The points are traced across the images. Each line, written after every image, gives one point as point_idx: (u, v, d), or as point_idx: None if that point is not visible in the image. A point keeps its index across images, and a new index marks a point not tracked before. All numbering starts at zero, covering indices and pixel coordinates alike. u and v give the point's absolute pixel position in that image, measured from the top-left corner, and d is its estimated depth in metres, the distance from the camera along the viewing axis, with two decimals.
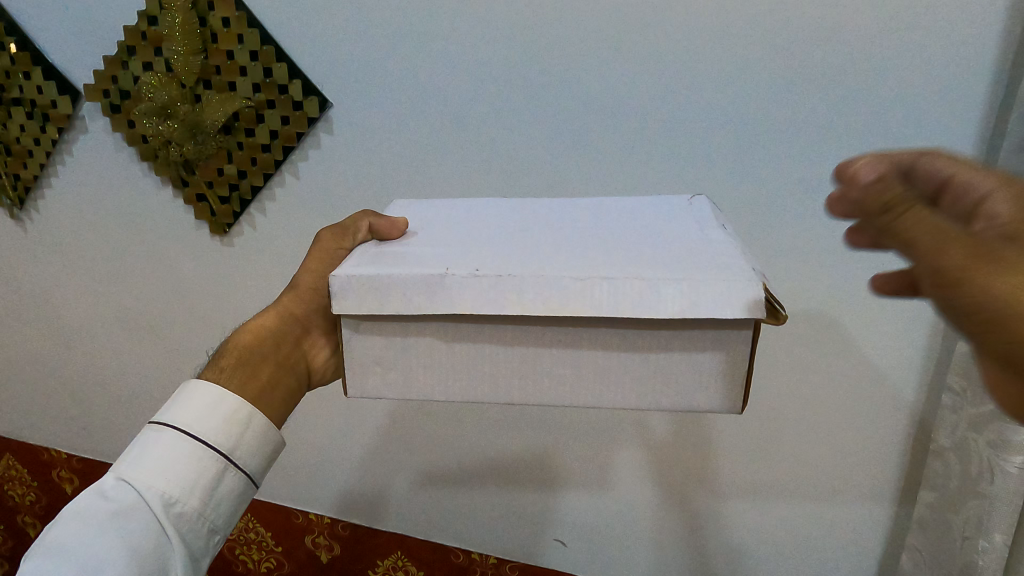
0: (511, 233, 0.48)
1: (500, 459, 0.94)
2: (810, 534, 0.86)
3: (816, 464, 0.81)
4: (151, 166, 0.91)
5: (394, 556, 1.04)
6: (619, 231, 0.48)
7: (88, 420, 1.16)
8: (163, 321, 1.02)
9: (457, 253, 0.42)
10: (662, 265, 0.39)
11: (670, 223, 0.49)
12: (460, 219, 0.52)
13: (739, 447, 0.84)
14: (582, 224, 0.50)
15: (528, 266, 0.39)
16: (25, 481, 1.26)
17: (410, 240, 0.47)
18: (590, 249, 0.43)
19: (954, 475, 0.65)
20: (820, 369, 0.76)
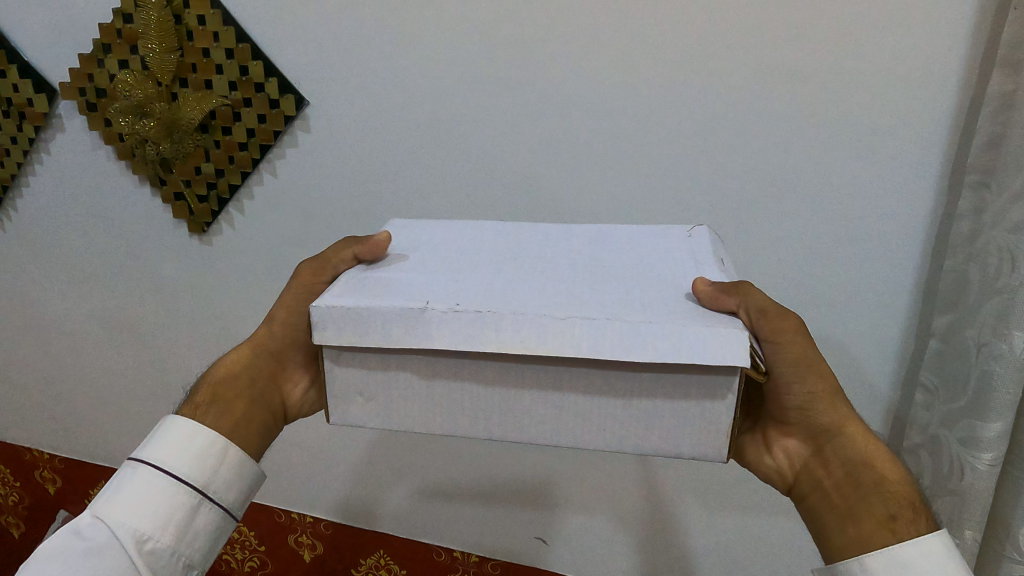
0: (500, 264, 0.47)
1: (481, 456, 0.94)
2: (788, 533, 0.86)
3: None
4: (129, 165, 0.90)
5: (377, 555, 1.04)
6: (613, 269, 0.47)
7: (70, 421, 1.16)
8: (143, 320, 1.02)
9: (444, 286, 0.41)
10: (645, 310, 0.38)
11: (670, 263, 0.49)
12: (452, 247, 0.51)
13: None
14: (573, 256, 0.50)
15: (509, 301, 0.39)
16: (9, 482, 1.26)
17: (395, 266, 0.46)
18: (580, 287, 0.42)
19: (926, 472, 0.65)
20: None
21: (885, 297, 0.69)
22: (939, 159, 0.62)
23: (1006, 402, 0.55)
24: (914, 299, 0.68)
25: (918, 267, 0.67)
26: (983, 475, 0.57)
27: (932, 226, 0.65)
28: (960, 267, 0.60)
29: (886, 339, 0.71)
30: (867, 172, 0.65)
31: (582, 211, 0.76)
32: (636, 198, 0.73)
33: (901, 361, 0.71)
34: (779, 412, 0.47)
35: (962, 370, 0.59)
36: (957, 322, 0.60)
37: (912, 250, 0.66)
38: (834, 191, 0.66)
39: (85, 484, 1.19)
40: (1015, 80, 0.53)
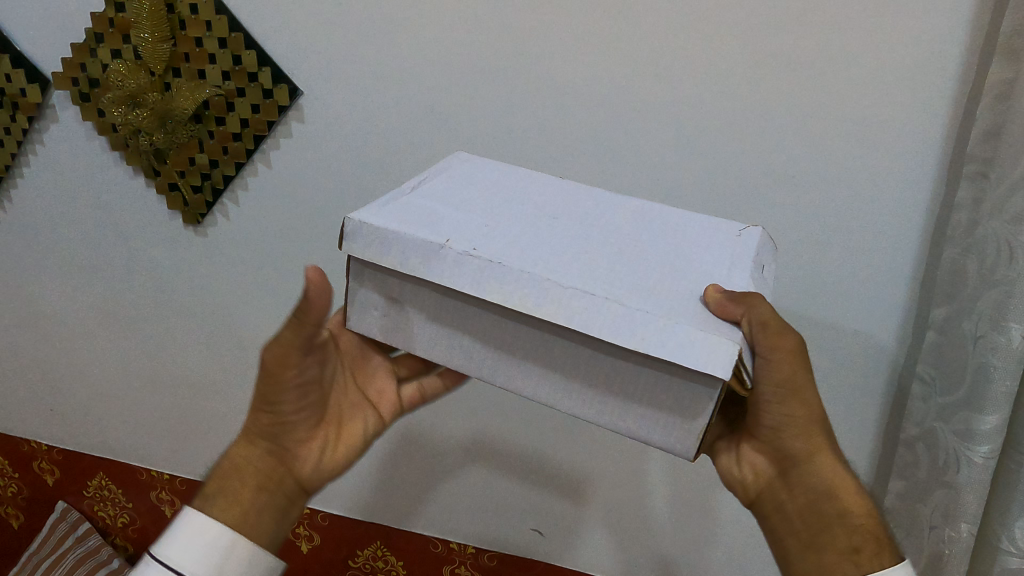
0: (542, 218, 0.47)
1: (478, 447, 0.94)
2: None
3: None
4: (123, 155, 0.89)
5: (374, 546, 1.04)
6: (652, 242, 0.47)
7: (69, 412, 1.16)
8: (141, 312, 1.01)
9: (475, 230, 0.42)
10: (658, 300, 0.39)
11: (709, 248, 0.48)
12: (510, 190, 0.51)
13: None
14: (619, 220, 0.49)
15: (528, 259, 0.40)
16: (7, 473, 1.25)
17: (441, 193, 0.47)
18: (607, 258, 0.43)
19: (922, 465, 0.65)
20: None
21: (882, 288, 0.69)
22: (938, 149, 0.62)
23: (1002, 395, 0.54)
24: (911, 291, 0.68)
25: (916, 258, 0.66)
26: (978, 468, 0.57)
27: (929, 218, 0.64)
28: (958, 258, 0.59)
29: (883, 332, 0.71)
30: (865, 164, 0.64)
31: None
32: (633, 187, 0.73)
33: (898, 354, 0.71)
34: (755, 430, 0.49)
35: (958, 362, 0.59)
36: (954, 313, 0.60)
37: (910, 241, 0.66)
38: (830, 182, 0.66)
39: (84, 475, 1.19)
40: (1015, 70, 0.52)
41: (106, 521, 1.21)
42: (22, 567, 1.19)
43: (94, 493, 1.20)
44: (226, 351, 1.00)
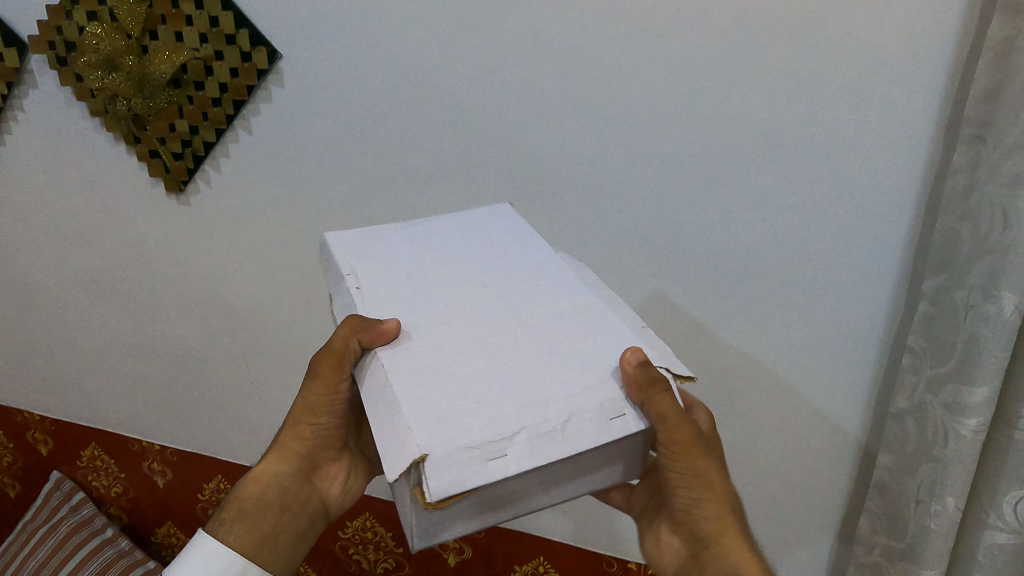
0: (461, 286, 0.51)
1: None
2: (774, 502, 0.85)
3: (777, 430, 0.79)
4: (103, 121, 0.87)
5: (362, 518, 1.04)
6: (547, 332, 0.47)
7: (60, 382, 1.16)
8: (127, 281, 1.00)
9: (384, 276, 0.52)
10: (435, 383, 0.42)
11: (597, 354, 0.45)
12: (476, 260, 0.55)
13: (703, 410, 0.81)
14: (550, 308, 0.49)
15: (388, 309, 0.48)
16: (2, 443, 1.26)
17: (410, 240, 0.58)
18: (464, 343, 0.45)
19: (910, 439, 0.63)
20: (783, 329, 0.73)
21: (874, 257, 0.66)
22: (935, 112, 0.59)
23: (993, 366, 0.52)
24: (903, 261, 0.66)
25: (910, 226, 0.64)
26: (967, 441, 0.55)
27: (924, 183, 0.62)
28: (953, 226, 0.57)
29: (875, 303, 0.69)
30: (860, 128, 0.62)
31: (564, 167, 0.73)
32: (621, 154, 0.70)
33: (890, 326, 0.69)
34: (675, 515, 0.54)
35: (949, 333, 0.57)
36: (946, 283, 0.57)
37: (903, 209, 0.64)
38: (822, 147, 0.63)
39: (77, 446, 1.19)
40: (1016, 24, 0.49)
41: (100, 491, 1.21)
42: (18, 536, 1.20)
43: (87, 464, 1.20)
44: (214, 322, 1.00)
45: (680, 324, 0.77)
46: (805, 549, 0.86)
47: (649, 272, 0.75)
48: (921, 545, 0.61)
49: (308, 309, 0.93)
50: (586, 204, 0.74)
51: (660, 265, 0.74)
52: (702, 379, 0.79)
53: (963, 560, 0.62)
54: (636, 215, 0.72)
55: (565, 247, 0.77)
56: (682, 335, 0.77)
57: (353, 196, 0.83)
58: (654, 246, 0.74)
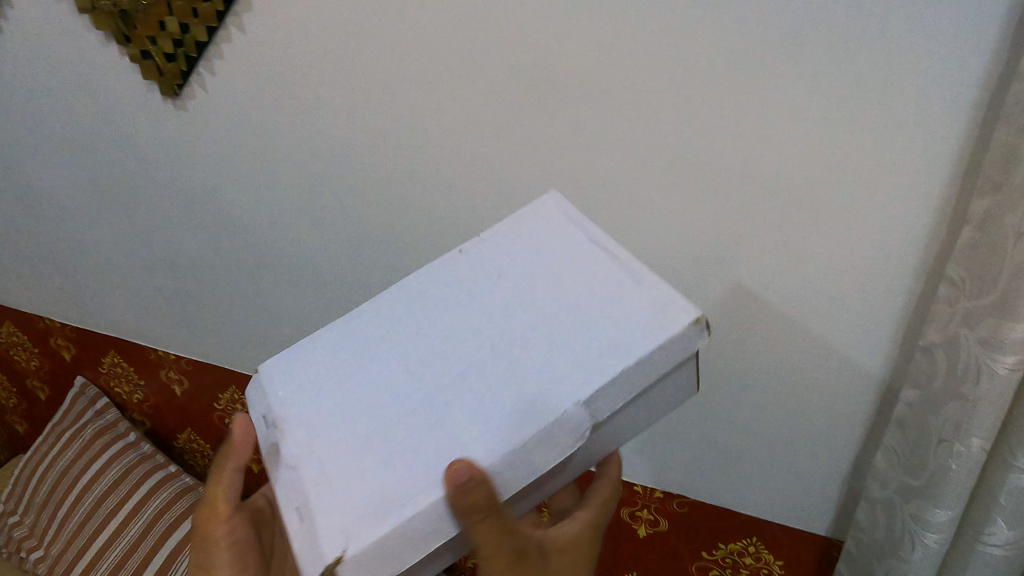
0: (472, 325, 0.49)
1: None
2: (788, 433, 0.82)
3: (797, 359, 0.75)
4: (91, 19, 0.82)
5: None
6: (426, 437, 0.44)
7: (76, 291, 1.16)
8: (132, 190, 0.98)
9: (480, 261, 0.53)
10: (328, 376, 0.49)
11: (387, 485, 0.42)
12: (529, 335, 0.47)
13: (720, 333, 0.77)
14: (457, 423, 0.44)
15: (430, 305, 0.51)
16: (28, 348, 1.29)
17: (560, 236, 0.53)
18: (383, 390, 0.47)
19: (939, 374, 0.58)
20: (810, 251, 0.68)
21: (917, 175, 0.60)
22: (1006, 7, 0.50)
23: None
24: (950, 181, 0.59)
25: (961, 141, 0.57)
26: (1001, 379, 0.51)
27: (984, 91, 0.54)
28: (1013, 140, 0.50)
29: (914, 226, 0.62)
30: (915, 27, 0.53)
31: (577, 71, 0.66)
32: (641, 56, 0.63)
33: (927, 251, 0.63)
34: None
35: (993, 263, 0.51)
36: (998, 205, 0.51)
37: (955, 121, 0.56)
38: (868, 49, 0.55)
39: (97, 353, 1.22)
40: None
41: (122, 397, 1.25)
42: (47, 435, 1.25)
43: (108, 370, 1.23)
44: (222, 234, 0.98)
45: (698, 245, 0.72)
46: (817, 484, 0.83)
47: (669, 188, 0.70)
48: (938, 485, 0.58)
49: (318, 221, 0.91)
50: (601, 113, 0.68)
51: (680, 182, 0.69)
52: (720, 299, 0.75)
53: (980, 501, 0.59)
54: (655, 124, 0.66)
55: (580, 159, 0.72)
56: (701, 257, 0.73)
57: (354, 100, 0.78)
58: (678, 161, 0.68)
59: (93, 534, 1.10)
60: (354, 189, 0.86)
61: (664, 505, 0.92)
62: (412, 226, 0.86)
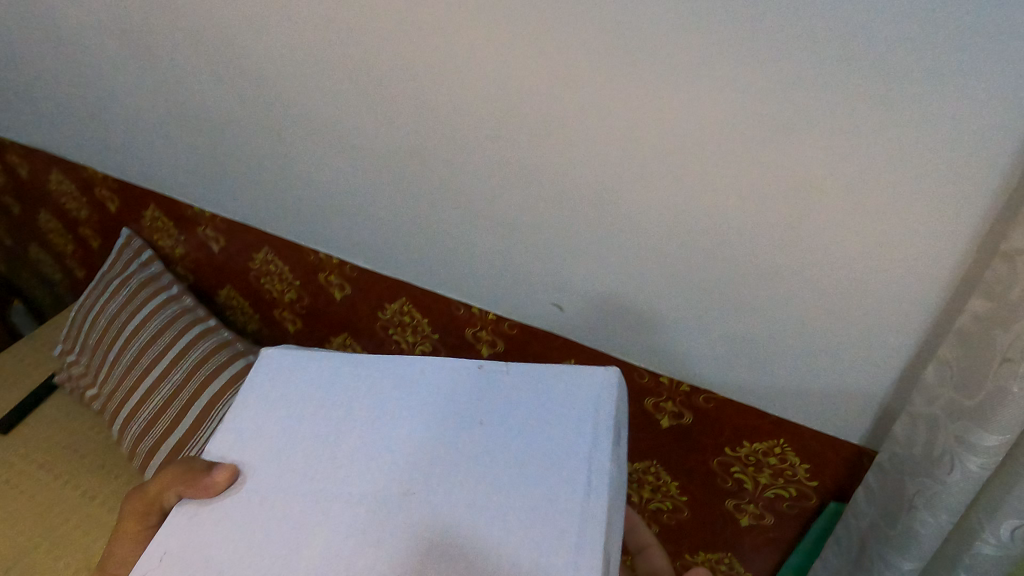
0: (414, 455, 0.47)
1: (485, 222, 0.81)
2: (834, 350, 0.70)
3: (849, 276, 0.63)
4: None
5: (400, 302, 1.01)
6: (275, 538, 0.44)
7: (106, 143, 1.13)
8: (133, 41, 0.89)
9: (487, 391, 0.51)
10: (290, 411, 0.51)
11: (216, 550, 0.44)
12: (439, 514, 0.44)
13: (765, 244, 0.65)
14: (303, 552, 0.43)
15: (409, 401, 0.51)
16: (78, 197, 1.31)
17: (569, 426, 0.48)
18: (301, 465, 0.48)
19: (1018, 285, 0.50)
20: (881, 150, 0.54)
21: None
22: None
23: None
24: None
25: None
26: None
27: None
28: None
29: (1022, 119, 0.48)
30: None
31: None
32: None
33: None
34: None
35: None
36: None
37: None
38: None
39: (138, 207, 1.23)
40: None
41: (167, 252, 1.27)
42: (99, 282, 1.30)
43: (151, 223, 1.24)
44: (215, 94, 0.89)
45: (745, 128, 0.58)
46: (857, 407, 0.74)
47: (710, 62, 0.55)
48: (990, 405, 0.52)
49: (304, 78, 0.79)
50: None
51: (720, 50, 0.54)
52: (767, 202, 0.62)
53: None
54: None
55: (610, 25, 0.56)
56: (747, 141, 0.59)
57: None
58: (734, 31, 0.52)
59: (138, 378, 1.16)
60: (340, 49, 0.73)
61: (689, 399, 0.85)
62: (409, 101, 0.73)
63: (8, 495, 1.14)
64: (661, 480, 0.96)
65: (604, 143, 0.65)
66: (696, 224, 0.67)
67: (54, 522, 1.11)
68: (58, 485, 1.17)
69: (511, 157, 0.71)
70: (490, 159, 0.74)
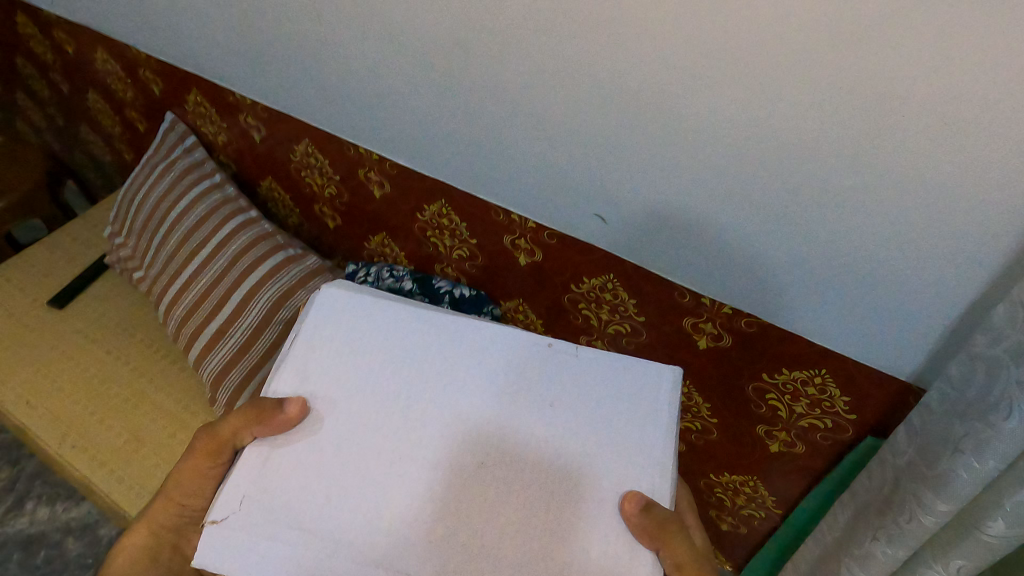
0: (487, 432, 0.52)
1: (525, 128, 0.75)
2: (897, 286, 0.64)
3: (920, 212, 0.56)
4: None
5: (439, 204, 0.98)
6: (358, 486, 0.49)
7: (144, 21, 1.09)
8: None
9: (557, 373, 0.56)
10: (355, 359, 0.55)
11: (296, 495, 0.48)
12: (510, 487, 0.50)
13: (826, 172, 0.58)
14: (384, 519, 0.48)
15: (471, 375, 0.55)
16: (122, 78, 1.29)
17: (637, 419, 0.54)
18: (371, 416, 0.52)
19: None
20: (974, 70, 0.45)
21: None
22: None
23: None
24: None
25: None
26: None
27: None
28: None
29: None
30: None
31: None
32: None
33: None
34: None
35: None
36: None
37: None
38: None
39: (181, 91, 1.20)
40: None
41: (210, 139, 1.26)
42: (143, 167, 1.30)
43: (194, 109, 1.22)
44: None
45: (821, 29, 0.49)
46: (909, 348, 0.69)
47: None
48: None
49: None
50: None
51: None
52: (836, 126, 0.54)
53: None
54: None
55: None
56: (827, 43, 0.49)
57: None
58: None
59: (180, 265, 1.18)
60: None
61: (730, 322, 0.81)
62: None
63: (64, 364, 1.21)
64: (693, 401, 0.95)
65: (656, 48, 0.58)
66: (757, 140, 0.59)
67: (106, 392, 1.17)
68: (110, 358, 1.22)
69: (554, 52, 0.64)
70: (530, 58, 0.67)
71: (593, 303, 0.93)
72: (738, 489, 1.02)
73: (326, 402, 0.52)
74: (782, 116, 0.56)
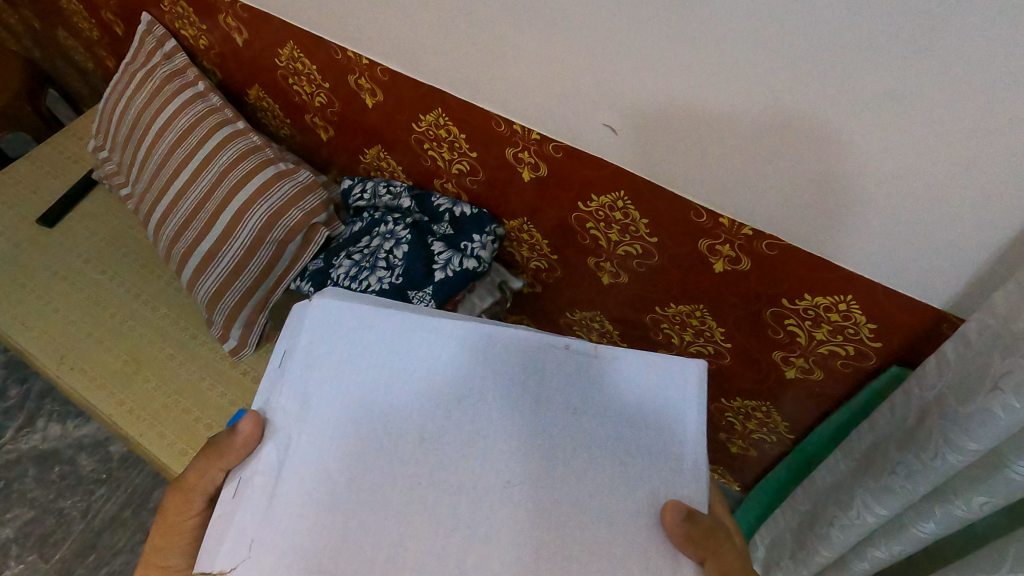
0: (510, 447, 0.49)
1: (526, 24, 0.67)
2: (941, 207, 0.57)
3: (976, 121, 0.49)
4: None
5: (436, 113, 0.90)
6: (376, 508, 0.46)
7: None
8: None
9: (580, 377, 0.53)
10: (358, 373, 0.51)
11: (309, 528, 0.45)
12: (542, 503, 0.47)
13: (868, 73, 0.50)
14: (410, 541, 0.45)
15: (487, 384, 0.52)
16: None
17: (664, 425, 0.51)
18: (386, 433, 0.49)
19: None
20: None
21: None
22: None
23: None
24: None
25: None
26: None
27: None
28: None
29: None
30: None
31: None
32: None
33: None
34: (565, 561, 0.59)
35: None
36: None
37: None
38: None
39: None
40: None
41: (191, 43, 1.17)
42: (123, 74, 1.22)
43: (170, 9, 1.12)
44: None
45: None
46: (948, 275, 0.63)
47: None
48: None
49: None
50: None
51: None
52: (884, 16, 0.46)
53: None
54: None
55: None
56: None
57: None
58: None
59: (166, 182, 1.12)
60: None
61: (750, 244, 0.75)
62: None
63: (57, 284, 1.18)
64: (705, 325, 0.90)
65: None
66: (791, 35, 0.51)
67: (101, 313, 1.15)
68: (103, 279, 1.19)
69: None
70: None
71: (601, 224, 0.87)
72: (749, 414, 1.00)
73: (331, 420, 0.49)
74: (821, 4, 0.47)
